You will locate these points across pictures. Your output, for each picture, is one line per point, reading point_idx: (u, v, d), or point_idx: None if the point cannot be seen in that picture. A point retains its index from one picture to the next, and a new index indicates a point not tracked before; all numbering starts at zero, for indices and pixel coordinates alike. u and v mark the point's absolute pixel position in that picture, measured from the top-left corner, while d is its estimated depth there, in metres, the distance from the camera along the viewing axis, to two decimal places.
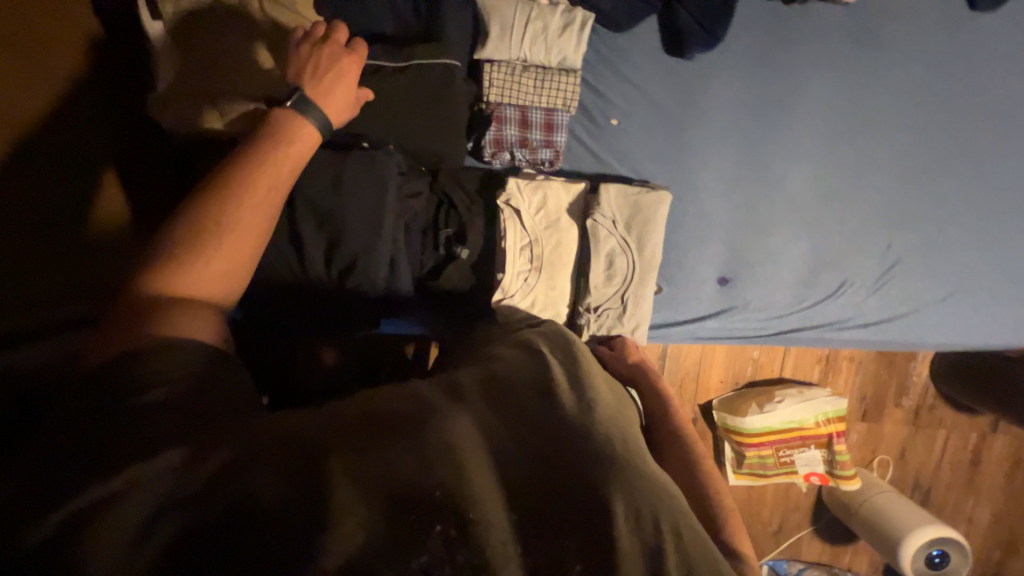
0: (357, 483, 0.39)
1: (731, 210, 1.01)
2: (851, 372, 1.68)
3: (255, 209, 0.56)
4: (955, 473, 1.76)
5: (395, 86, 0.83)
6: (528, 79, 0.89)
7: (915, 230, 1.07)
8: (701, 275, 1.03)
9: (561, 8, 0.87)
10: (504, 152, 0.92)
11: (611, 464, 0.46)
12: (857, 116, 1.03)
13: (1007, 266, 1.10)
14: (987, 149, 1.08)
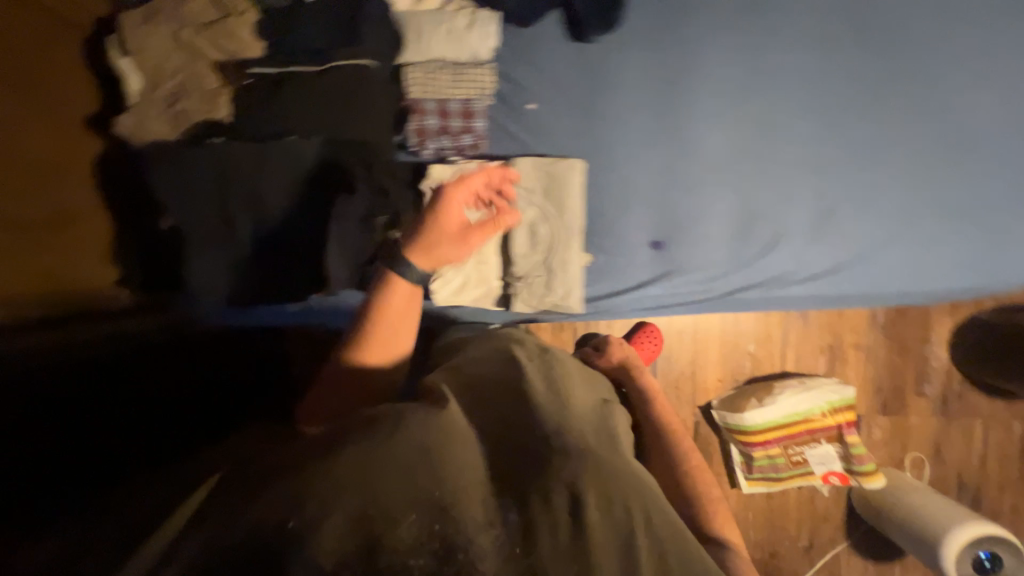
0: (378, 496, 0.49)
1: (655, 174, 0.98)
2: (859, 361, 1.58)
3: (381, 344, 0.74)
4: (1005, 470, 1.56)
5: (313, 88, 0.91)
6: (444, 76, 0.93)
7: (851, 180, 1.02)
8: (630, 240, 1.00)
9: (467, 11, 0.91)
10: (426, 143, 0.94)
11: (585, 462, 0.57)
12: (757, 65, 0.99)
13: (969, 207, 1.02)
14: (938, 96, 1.02)
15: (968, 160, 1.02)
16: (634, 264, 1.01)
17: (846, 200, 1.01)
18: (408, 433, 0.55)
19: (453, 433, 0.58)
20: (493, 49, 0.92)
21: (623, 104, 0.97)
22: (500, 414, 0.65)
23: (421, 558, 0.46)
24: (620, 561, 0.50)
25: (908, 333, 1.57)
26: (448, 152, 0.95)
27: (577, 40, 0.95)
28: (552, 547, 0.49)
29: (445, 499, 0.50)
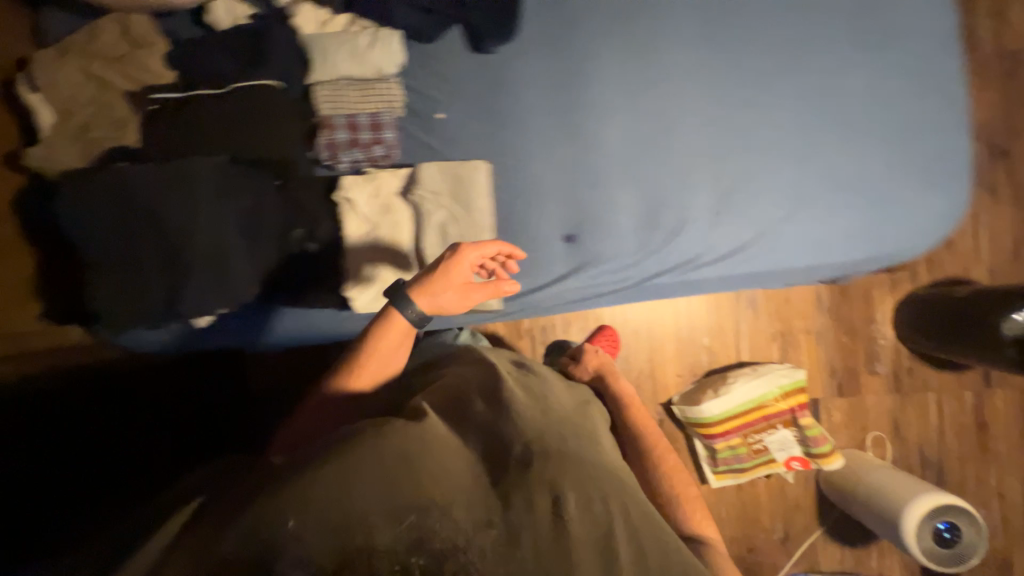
0: (377, 503, 0.52)
1: (554, 166, 0.88)
2: (811, 346, 1.61)
3: (371, 371, 0.76)
4: (962, 441, 1.59)
5: (204, 109, 0.80)
6: (349, 89, 0.85)
7: (789, 140, 0.86)
8: (534, 233, 0.87)
9: (370, 27, 0.86)
10: (339, 158, 0.86)
11: (564, 460, 0.62)
12: (649, 27, 0.87)
13: (924, 163, 0.86)
14: (883, 40, 0.87)
15: (928, 108, 0.86)
16: (543, 262, 0.88)
17: (779, 160, 0.86)
18: (400, 441, 0.59)
19: (437, 441, 0.61)
20: (400, 62, 0.86)
21: (520, 99, 0.88)
22: (487, 416, 0.68)
23: (420, 559, 0.48)
24: (600, 546, 0.55)
25: (853, 314, 1.61)
26: (362, 166, 0.87)
27: (478, 52, 0.88)
28: (537, 540, 0.53)
29: (437, 501, 0.54)
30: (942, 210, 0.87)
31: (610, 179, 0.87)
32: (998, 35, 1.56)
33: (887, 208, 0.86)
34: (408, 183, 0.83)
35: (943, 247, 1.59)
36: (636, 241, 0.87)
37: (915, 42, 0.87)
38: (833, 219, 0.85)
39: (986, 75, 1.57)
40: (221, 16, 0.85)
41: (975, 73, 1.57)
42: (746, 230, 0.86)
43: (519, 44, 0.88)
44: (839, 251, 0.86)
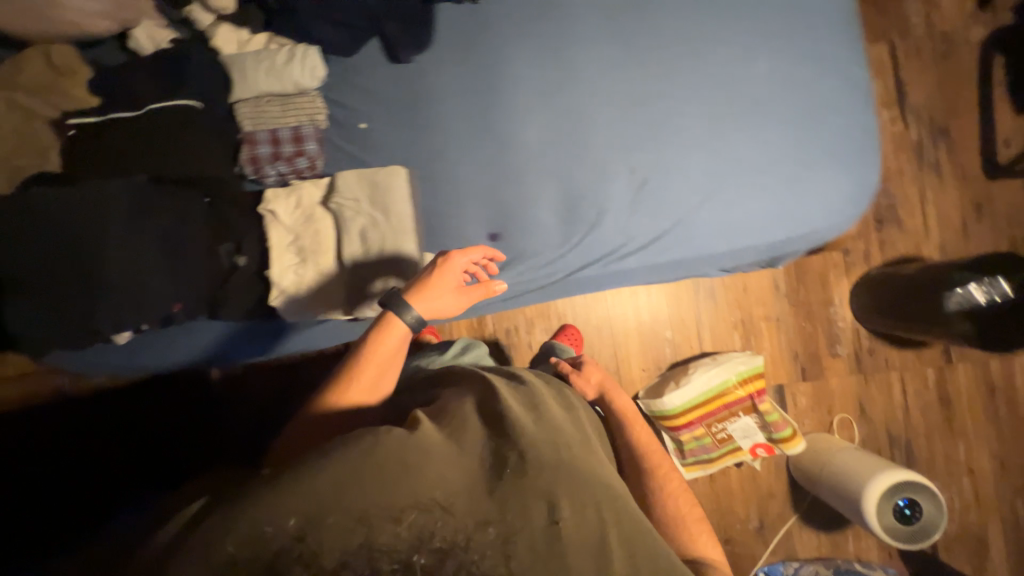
0: (377, 504, 0.52)
1: (475, 167, 0.90)
2: (772, 332, 1.63)
3: (366, 385, 0.71)
4: (928, 419, 1.60)
5: (125, 129, 0.82)
6: (270, 105, 0.88)
7: (700, 128, 0.88)
8: (459, 233, 0.89)
9: (287, 44, 0.88)
10: (264, 172, 0.89)
11: (559, 471, 0.61)
12: (555, 26, 0.90)
13: (834, 144, 0.87)
14: (786, 26, 0.88)
15: (834, 91, 0.88)
16: None
17: (691, 149, 0.88)
18: (399, 444, 0.58)
19: (434, 450, 0.59)
20: (320, 76, 0.89)
21: (439, 104, 0.90)
22: (483, 420, 0.67)
23: (421, 556, 0.50)
24: (594, 555, 0.56)
25: (811, 298, 1.63)
26: (289, 179, 0.90)
27: (395, 62, 0.91)
28: (531, 542, 0.54)
29: (432, 514, 0.53)
30: (853, 188, 0.88)
31: (530, 177, 0.89)
32: (929, 20, 1.61)
33: (799, 187, 0.88)
34: (328, 192, 0.86)
35: (894, 228, 1.61)
36: (558, 235, 0.89)
37: (817, 27, 0.89)
38: (746, 202, 0.88)
39: (921, 58, 1.61)
40: (144, 40, 0.88)
41: (910, 57, 1.61)
42: (663, 219, 0.88)
43: (435, 52, 0.91)
44: (756, 233, 0.88)
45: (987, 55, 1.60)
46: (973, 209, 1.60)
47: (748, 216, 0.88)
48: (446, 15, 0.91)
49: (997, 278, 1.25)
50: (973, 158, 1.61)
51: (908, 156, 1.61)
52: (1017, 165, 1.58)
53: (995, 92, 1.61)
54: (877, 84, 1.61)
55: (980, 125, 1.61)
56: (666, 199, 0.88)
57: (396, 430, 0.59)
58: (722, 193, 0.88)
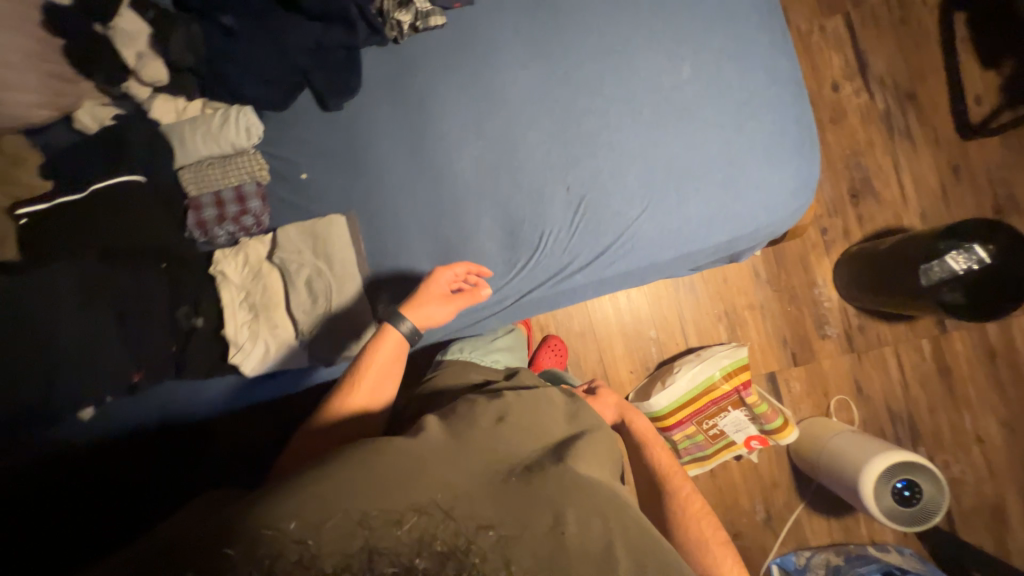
0: (388, 506, 0.53)
1: (415, 202, 0.91)
2: (757, 319, 1.60)
3: (364, 396, 0.71)
4: (928, 391, 1.56)
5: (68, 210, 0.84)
6: (211, 169, 0.91)
7: (633, 141, 0.87)
8: (409, 271, 0.91)
9: (222, 108, 0.91)
10: (214, 234, 0.91)
11: (563, 477, 0.61)
12: (476, 55, 0.90)
13: (770, 140, 0.85)
14: (709, 25, 0.86)
15: (766, 84, 0.86)
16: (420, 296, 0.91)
17: (626, 161, 0.87)
18: (406, 451, 0.58)
19: (437, 452, 0.60)
20: (257, 133, 0.91)
21: (373, 146, 0.92)
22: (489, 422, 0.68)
23: (421, 559, 0.48)
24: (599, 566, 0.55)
25: (794, 280, 1.60)
26: (239, 237, 0.92)
27: (327, 111, 0.93)
28: (534, 547, 0.54)
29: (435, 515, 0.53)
30: (795, 183, 0.85)
31: (470, 208, 0.90)
32: None
33: (740, 189, 0.86)
34: (272, 248, 0.89)
35: (871, 201, 1.57)
36: (502, 263, 0.90)
37: (740, 22, 0.86)
38: (683, 209, 0.86)
39: (878, 26, 1.58)
40: (88, 122, 0.90)
41: (867, 26, 1.58)
42: (605, 234, 0.87)
43: (365, 96, 0.93)
44: (703, 236, 0.86)
45: (946, 14, 1.56)
46: (950, 172, 1.56)
47: (694, 219, 0.86)
48: (371, 59, 0.93)
49: (973, 245, 1.24)
50: (944, 121, 1.57)
51: (877, 126, 1.58)
52: (990, 123, 1.54)
53: (959, 50, 1.57)
54: (837, 58, 1.59)
55: (948, 87, 1.57)
56: (605, 216, 0.87)
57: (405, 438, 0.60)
58: (663, 201, 0.87)
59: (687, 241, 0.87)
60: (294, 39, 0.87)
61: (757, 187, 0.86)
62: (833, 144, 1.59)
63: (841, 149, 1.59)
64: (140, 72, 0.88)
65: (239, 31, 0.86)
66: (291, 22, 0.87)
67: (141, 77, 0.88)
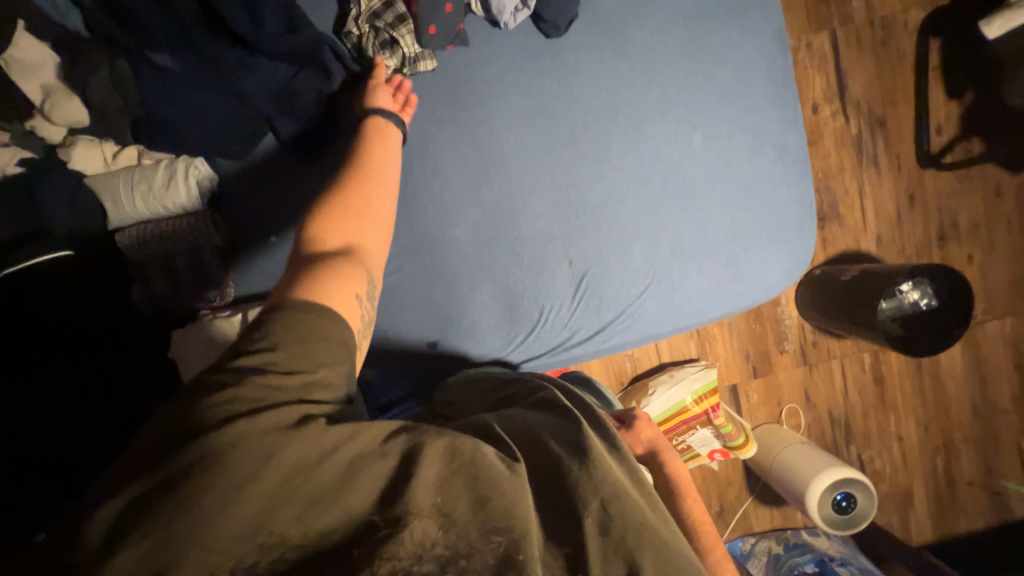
0: (464, 513, 0.52)
1: (402, 271, 0.82)
2: (725, 336, 1.66)
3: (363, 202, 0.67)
4: (863, 397, 1.74)
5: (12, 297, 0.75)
6: (157, 234, 0.78)
7: (640, 212, 0.83)
8: (395, 347, 0.84)
9: (164, 159, 0.78)
10: (170, 307, 0.80)
11: (647, 529, 0.56)
12: (473, 107, 0.80)
13: (774, 221, 0.84)
14: (725, 93, 0.81)
15: (775, 161, 0.83)
16: (408, 372, 0.85)
17: (632, 234, 0.83)
18: (475, 474, 0.53)
19: (511, 486, 0.54)
20: (211, 187, 0.79)
21: None
22: (564, 447, 0.60)
23: (421, 566, 0.49)
24: None
25: None
26: (197, 310, 0.81)
27: (297, 161, 0.81)
28: None
29: (485, 519, 0.52)
30: (793, 264, 0.86)
31: (464, 278, 0.83)
32: (869, 4, 1.56)
33: (742, 266, 0.85)
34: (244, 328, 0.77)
35: (835, 224, 1.64)
36: (500, 339, 0.85)
37: (753, 90, 0.82)
38: (685, 287, 0.85)
39: (861, 46, 1.58)
40: None
41: (850, 46, 1.57)
42: (607, 310, 0.85)
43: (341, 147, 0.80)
44: (703, 313, 0.86)
45: (924, 39, 1.58)
46: (906, 199, 1.65)
47: (695, 295, 0.86)
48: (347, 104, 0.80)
49: (923, 282, 1.36)
50: (907, 148, 1.64)
51: (848, 150, 1.62)
52: (945, 154, 1.63)
53: (930, 78, 1.61)
54: (819, 77, 1.58)
55: (916, 114, 1.62)
56: (608, 289, 0.84)
57: (492, 455, 0.55)
58: (669, 274, 0.85)
59: (687, 314, 0.87)
60: (255, 82, 0.72)
61: (759, 265, 0.86)
62: None
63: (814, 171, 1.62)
64: (52, 113, 0.70)
65: (177, 71, 0.70)
66: (244, 61, 0.71)
67: (52, 118, 0.70)
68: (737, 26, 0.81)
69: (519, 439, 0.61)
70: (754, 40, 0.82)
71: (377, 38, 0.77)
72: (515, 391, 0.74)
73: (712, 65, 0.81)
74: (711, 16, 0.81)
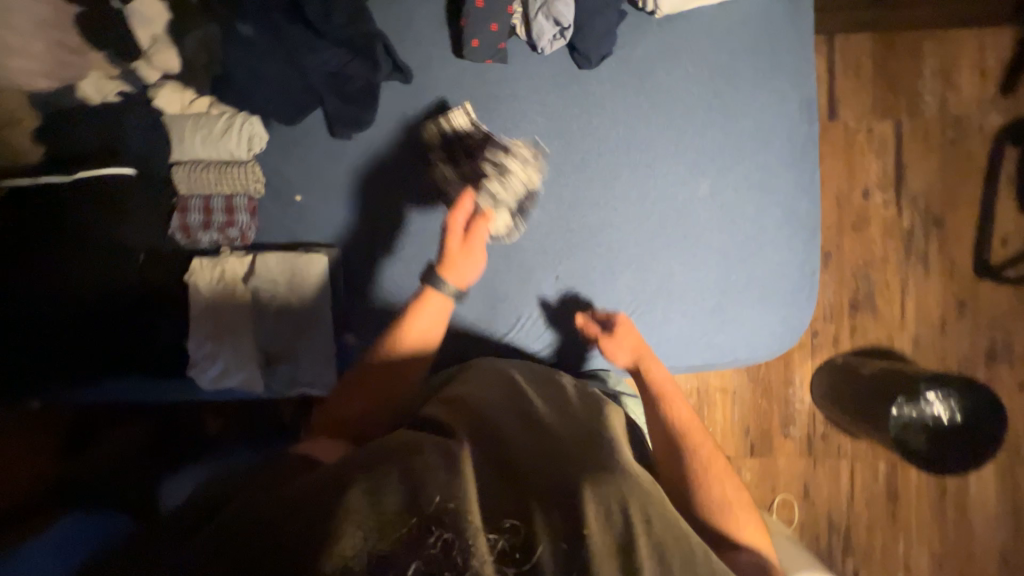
0: (420, 493, 0.49)
1: (401, 254, 0.90)
2: (727, 403, 1.58)
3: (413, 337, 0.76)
4: (873, 510, 1.57)
5: (77, 202, 0.86)
6: (206, 173, 0.88)
7: (634, 243, 0.85)
8: (382, 318, 0.91)
9: (228, 112, 0.88)
10: (197, 239, 0.88)
11: (585, 472, 0.56)
12: (496, 117, 0.87)
13: (767, 281, 0.83)
14: (739, 149, 0.83)
15: (777, 221, 0.83)
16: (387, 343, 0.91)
17: (621, 264, 0.85)
18: (422, 458, 0.54)
19: (450, 465, 0.53)
20: (259, 145, 0.89)
21: (373, 185, 0.90)
22: (509, 435, 0.62)
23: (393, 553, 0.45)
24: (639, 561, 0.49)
25: (771, 374, 1.59)
26: (222, 246, 0.90)
27: (333, 136, 0.90)
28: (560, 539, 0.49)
29: (441, 502, 0.48)
30: (783, 328, 0.84)
31: None
32: (943, 101, 1.51)
33: (728, 318, 0.84)
34: (250, 271, 0.87)
35: (868, 315, 1.55)
36: (477, 335, 0.87)
37: (770, 152, 0.83)
38: (667, 326, 0.85)
39: (927, 141, 1.52)
40: (92, 92, 0.86)
41: (915, 139, 1.52)
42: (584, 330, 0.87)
43: (376, 132, 0.90)
44: (677, 356, 0.85)
45: (998, 146, 1.51)
46: (955, 306, 1.54)
47: (675, 336, 0.85)
48: (404, 163, 0.90)
49: (949, 396, 1.26)
50: (964, 253, 1.53)
51: (896, 243, 1.54)
52: (1007, 269, 1.51)
53: (1001, 187, 1.52)
54: (876, 164, 1.53)
55: (978, 221, 1.52)
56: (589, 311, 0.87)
57: (434, 443, 0.57)
58: (652, 310, 0.85)
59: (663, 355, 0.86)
60: (315, 62, 0.83)
61: (746, 319, 0.85)
62: (847, 252, 1.55)
63: (854, 257, 1.55)
64: (152, 57, 0.84)
65: (256, 41, 0.82)
66: (309, 44, 0.82)
67: (153, 62, 0.84)
68: (765, 90, 0.83)
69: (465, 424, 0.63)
70: (779, 106, 0.84)
71: (506, 211, 0.84)
72: (485, 369, 0.78)
73: (732, 120, 0.83)
74: (741, 76, 0.83)
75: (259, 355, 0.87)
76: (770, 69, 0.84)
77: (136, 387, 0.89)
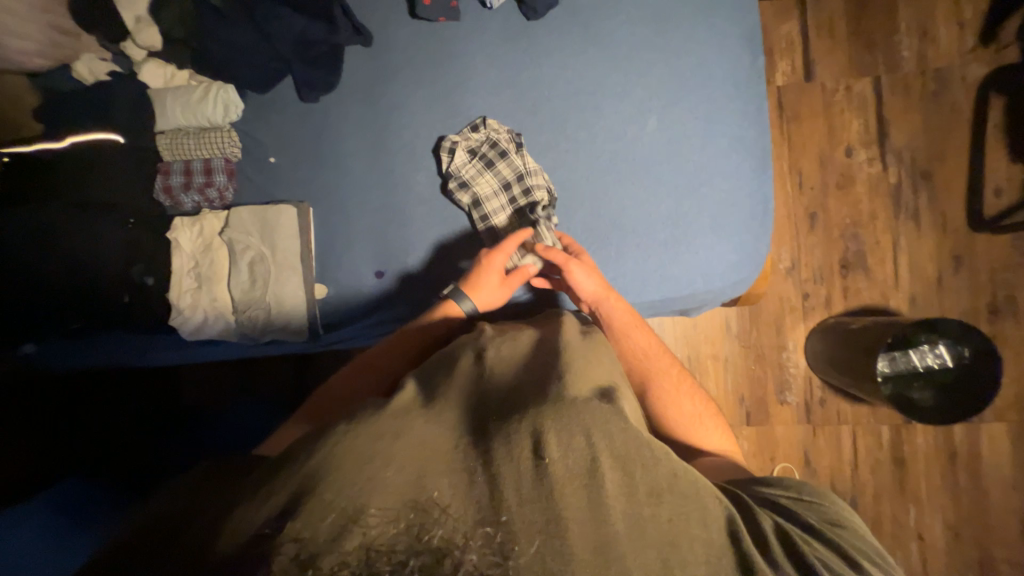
0: (392, 480, 0.48)
1: (366, 204, 0.94)
2: (719, 371, 1.52)
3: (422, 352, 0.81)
4: (879, 477, 1.50)
5: (69, 163, 0.93)
6: (187, 138, 0.94)
7: (588, 183, 0.90)
8: (351, 270, 0.95)
9: (206, 82, 0.94)
10: (180, 200, 0.94)
11: (546, 403, 0.54)
12: (453, 70, 0.92)
13: (716, 210, 0.89)
14: (682, 87, 0.88)
15: (722, 153, 0.89)
16: (356, 290, 0.95)
17: (577, 203, 0.90)
18: (383, 431, 0.52)
19: (417, 440, 0.52)
20: (234, 112, 0.94)
21: (340, 141, 0.94)
22: (467, 395, 0.60)
23: (394, 545, 0.45)
24: (621, 480, 0.52)
25: (764, 339, 1.53)
26: (204, 208, 0.96)
27: (301, 100, 0.95)
28: (549, 489, 0.49)
29: (419, 498, 0.48)
30: (735, 257, 0.89)
31: (421, 219, 0.94)
32: (922, 55, 1.51)
33: (680, 249, 0.89)
34: (226, 225, 0.93)
35: (860, 274, 1.51)
36: (444, 278, 0.94)
37: (711, 89, 0.89)
38: (623, 261, 0.89)
39: (908, 96, 1.51)
40: (84, 72, 0.94)
41: (895, 95, 1.51)
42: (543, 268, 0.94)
43: (341, 93, 0.95)
44: (632, 289, 0.90)
45: (981, 97, 1.50)
46: (950, 261, 1.50)
47: (631, 270, 0.89)
48: (367, 116, 0.94)
49: (940, 344, 1.25)
50: (955, 206, 1.51)
51: (882, 200, 1.51)
52: (1000, 219, 1.49)
53: (989, 137, 1.50)
54: (857, 121, 1.52)
55: (967, 173, 1.50)
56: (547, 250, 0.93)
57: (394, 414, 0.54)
58: (609, 245, 0.89)
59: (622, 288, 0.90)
60: (279, 28, 0.88)
61: (698, 249, 0.89)
62: (834, 211, 1.52)
63: (842, 215, 1.52)
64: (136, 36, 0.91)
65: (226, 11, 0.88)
66: (274, 12, 0.87)
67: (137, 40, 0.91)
68: (702, 29, 0.89)
69: (421, 386, 0.62)
70: (718, 45, 0.89)
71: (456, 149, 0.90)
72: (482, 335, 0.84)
73: (675, 61, 0.89)
74: (682, 20, 0.89)
75: (236, 302, 0.92)
76: (709, 14, 0.89)
77: (132, 343, 0.98)
